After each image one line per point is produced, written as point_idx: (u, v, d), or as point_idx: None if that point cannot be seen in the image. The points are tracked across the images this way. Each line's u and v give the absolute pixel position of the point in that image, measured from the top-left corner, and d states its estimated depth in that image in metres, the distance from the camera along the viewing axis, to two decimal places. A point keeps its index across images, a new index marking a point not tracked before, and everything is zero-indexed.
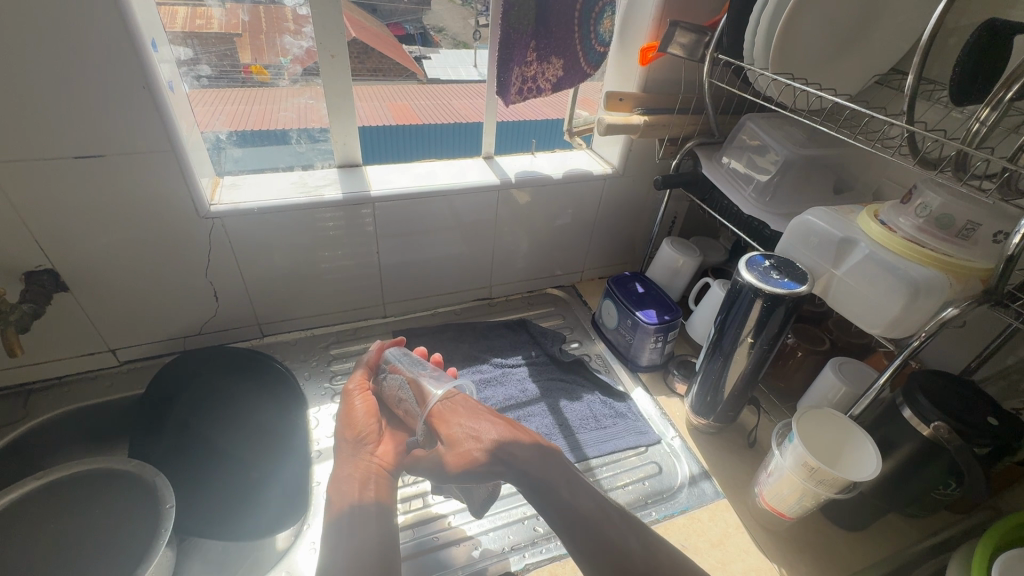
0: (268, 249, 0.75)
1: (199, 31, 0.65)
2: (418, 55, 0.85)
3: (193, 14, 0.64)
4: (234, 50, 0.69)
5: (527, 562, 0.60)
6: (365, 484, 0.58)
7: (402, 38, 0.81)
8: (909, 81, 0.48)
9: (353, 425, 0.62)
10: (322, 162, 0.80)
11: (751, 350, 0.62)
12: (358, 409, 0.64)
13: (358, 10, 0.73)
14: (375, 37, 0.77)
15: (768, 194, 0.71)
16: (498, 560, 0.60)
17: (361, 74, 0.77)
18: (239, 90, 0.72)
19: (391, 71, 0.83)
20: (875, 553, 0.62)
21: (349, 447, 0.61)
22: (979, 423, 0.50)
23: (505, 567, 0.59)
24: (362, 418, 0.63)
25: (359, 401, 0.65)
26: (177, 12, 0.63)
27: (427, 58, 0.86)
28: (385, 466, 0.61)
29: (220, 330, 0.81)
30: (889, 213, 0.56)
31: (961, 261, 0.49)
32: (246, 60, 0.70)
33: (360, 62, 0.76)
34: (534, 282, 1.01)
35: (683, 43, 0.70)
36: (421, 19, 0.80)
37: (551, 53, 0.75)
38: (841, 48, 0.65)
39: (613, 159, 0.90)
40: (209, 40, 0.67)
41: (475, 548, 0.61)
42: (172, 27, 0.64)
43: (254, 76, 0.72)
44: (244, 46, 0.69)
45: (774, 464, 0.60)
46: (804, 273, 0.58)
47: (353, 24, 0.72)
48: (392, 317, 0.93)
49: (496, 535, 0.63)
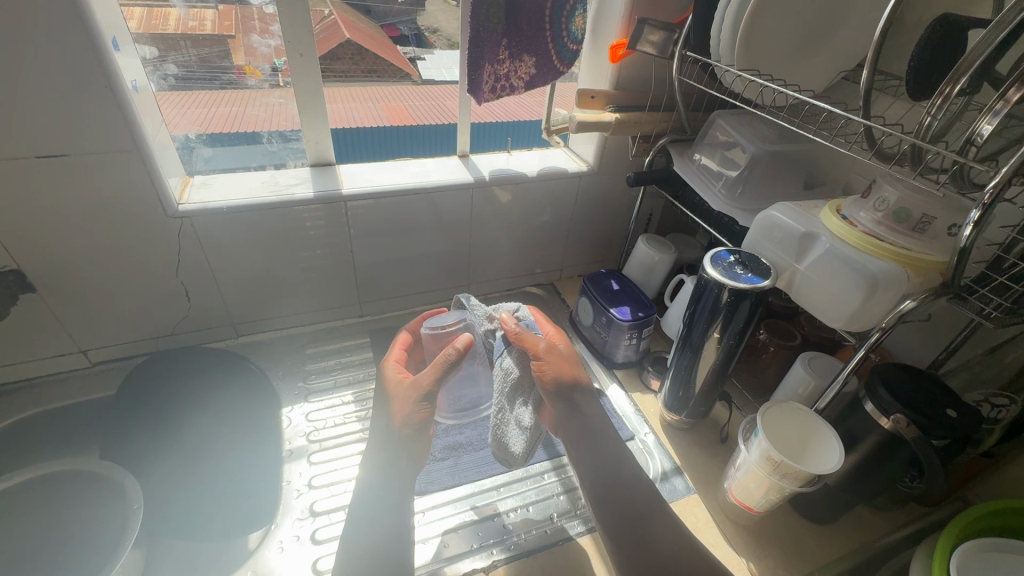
0: (241, 247, 0.74)
1: (191, 33, 0.66)
2: (412, 55, 0.85)
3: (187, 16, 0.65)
4: (227, 51, 0.70)
5: (493, 559, 0.60)
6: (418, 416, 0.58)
7: (397, 38, 0.84)
8: (864, 77, 0.49)
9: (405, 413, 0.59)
10: (295, 162, 0.80)
11: (718, 345, 0.63)
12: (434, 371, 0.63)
13: (352, 12, 0.74)
14: (368, 38, 0.77)
15: (737, 190, 0.71)
16: (463, 558, 0.60)
17: (354, 74, 0.77)
18: (229, 92, 0.72)
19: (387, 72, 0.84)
20: (842, 547, 0.62)
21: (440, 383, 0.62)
22: (938, 416, 0.50)
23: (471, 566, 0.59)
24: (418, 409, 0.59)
25: (424, 384, 0.60)
26: (172, 14, 0.65)
27: (421, 58, 0.86)
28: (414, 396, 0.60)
29: (194, 330, 0.81)
30: (850, 208, 0.55)
31: (920, 255, 0.49)
32: (240, 61, 0.71)
33: (354, 63, 0.75)
34: (514, 280, 1.01)
35: (654, 41, 0.71)
36: (415, 20, 0.83)
37: (523, 51, 0.76)
38: (806, 47, 0.65)
39: (588, 156, 0.91)
40: (203, 41, 0.67)
41: (443, 546, 0.61)
42: (163, 28, 0.65)
43: (248, 77, 0.73)
44: (237, 48, 0.70)
45: (740, 459, 0.61)
46: (767, 268, 0.58)
47: (347, 26, 0.72)
48: (369, 316, 0.93)
49: (465, 533, 0.62)
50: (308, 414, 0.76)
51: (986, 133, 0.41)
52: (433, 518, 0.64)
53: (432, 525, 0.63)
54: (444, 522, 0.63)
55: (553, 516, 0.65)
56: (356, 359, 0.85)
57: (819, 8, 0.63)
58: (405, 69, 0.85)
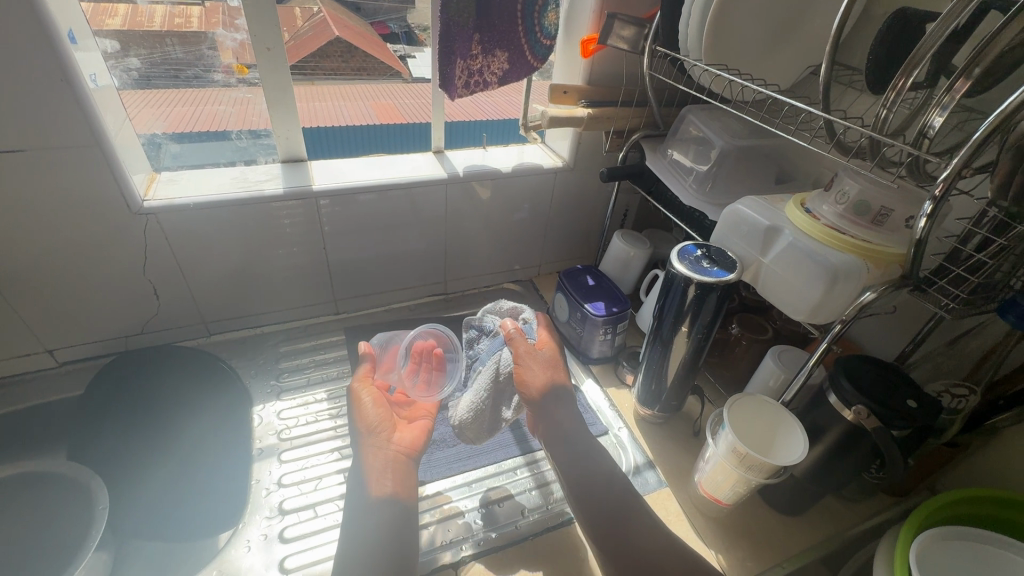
0: (210, 244, 0.74)
1: (176, 29, 0.68)
2: (402, 53, 0.88)
3: (174, 13, 0.67)
4: (214, 51, 0.70)
5: (466, 554, 0.59)
6: (377, 426, 0.65)
7: (387, 36, 0.87)
8: (823, 70, 0.49)
9: (365, 418, 0.66)
10: (265, 157, 0.79)
11: (687, 339, 0.63)
12: (369, 404, 0.68)
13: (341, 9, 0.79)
14: (362, 38, 0.85)
15: (708, 184, 0.71)
16: (444, 551, 0.60)
17: (345, 71, 0.83)
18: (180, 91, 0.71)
19: (376, 70, 0.89)
20: (810, 538, 0.63)
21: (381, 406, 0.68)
22: (899, 406, 0.51)
23: (444, 560, 0.59)
24: (375, 415, 0.67)
25: (367, 398, 0.68)
26: (158, 10, 0.66)
27: (412, 58, 0.88)
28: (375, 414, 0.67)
29: (165, 329, 0.80)
30: (815, 201, 0.56)
31: (880, 247, 0.49)
32: (228, 61, 0.71)
33: (345, 61, 0.82)
34: (491, 277, 1.01)
35: (625, 36, 0.72)
36: (404, 18, 0.84)
37: (495, 46, 0.75)
38: (774, 41, 0.66)
39: (563, 152, 0.91)
40: (189, 38, 0.69)
41: (428, 538, 0.61)
42: (148, 25, 0.66)
43: (237, 75, 0.72)
44: (226, 48, 0.70)
45: (709, 452, 0.61)
46: (733, 261, 0.58)
47: (336, 24, 0.77)
48: (344, 313, 0.92)
49: (443, 526, 0.62)
50: (279, 412, 0.75)
51: (936, 126, 0.41)
52: None
53: None
54: (424, 515, 0.64)
55: (525, 512, 0.64)
56: (330, 356, 0.85)
57: (785, 2, 0.64)
58: (396, 67, 0.90)
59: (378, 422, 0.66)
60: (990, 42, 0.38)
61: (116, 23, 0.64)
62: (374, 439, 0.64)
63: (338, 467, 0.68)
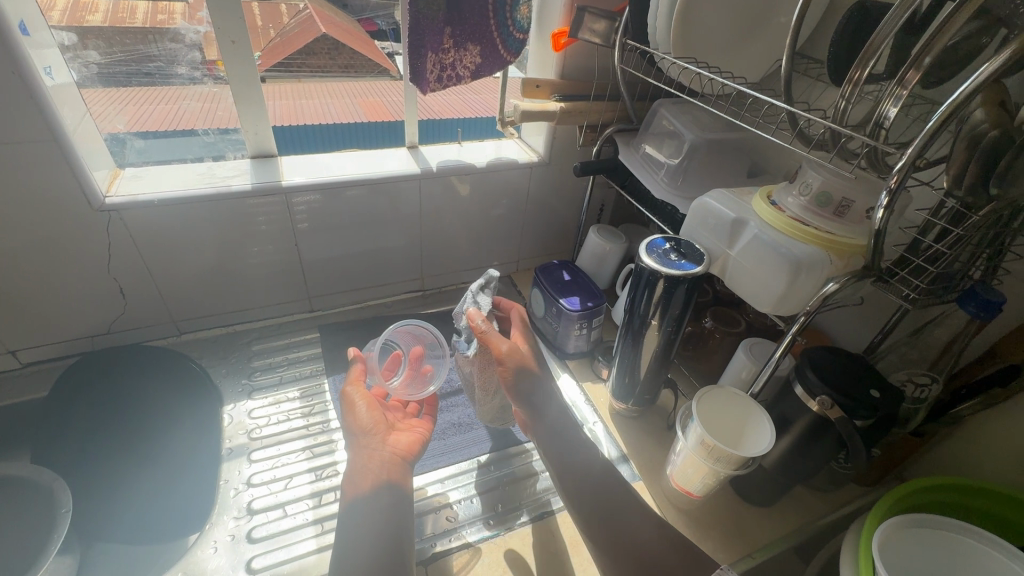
0: (177, 241, 0.72)
1: (157, 26, 0.68)
2: (390, 51, 0.86)
3: (155, 9, 0.68)
4: (198, 45, 0.69)
5: (458, 541, 0.60)
6: (372, 425, 0.61)
7: (374, 33, 0.85)
8: (783, 65, 0.50)
9: (359, 422, 0.61)
10: (234, 153, 0.77)
11: (658, 332, 0.63)
12: (362, 406, 0.62)
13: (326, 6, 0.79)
14: (347, 33, 0.82)
15: (679, 178, 0.71)
16: (440, 539, 0.61)
17: (332, 69, 0.84)
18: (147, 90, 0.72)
19: (364, 67, 0.87)
20: (780, 528, 0.64)
21: (375, 410, 0.63)
22: (862, 396, 0.51)
23: (432, 549, 0.60)
24: (369, 418, 0.62)
25: (359, 401, 0.63)
26: (139, 7, 0.67)
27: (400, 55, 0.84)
28: (372, 413, 0.62)
29: (133, 328, 0.78)
30: (780, 193, 0.56)
31: (842, 239, 0.50)
32: (212, 56, 0.69)
33: (331, 58, 0.83)
34: (469, 273, 1.00)
35: (597, 30, 0.71)
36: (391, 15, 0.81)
37: (467, 40, 0.75)
38: (742, 34, 0.66)
39: (538, 147, 0.90)
40: (169, 36, 0.69)
41: (431, 524, 0.63)
42: (129, 22, 0.66)
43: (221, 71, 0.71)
44: (210, 42, 0.68)
45: (679, 445, 0.61)
46: (701, 254, 0.58)
47: (323, 19, 0.78)
48: (319, 311, 0.91)
49: (439, 514, 0.64)
50: (250, 412, 0.74)
51: (891, 116, 0.42)
52: None
53: None
54: (425, 504, 0.65)
55: (498, 508, 0.65)
56: (304, 354, 0.84)
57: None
58: (384, 64, 0.87)
59: (373, 421, 0.61)
60: (938, 32, 0.39)
61: (96, 19, 0.64)
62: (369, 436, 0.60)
63: (309, 465, 0.67)
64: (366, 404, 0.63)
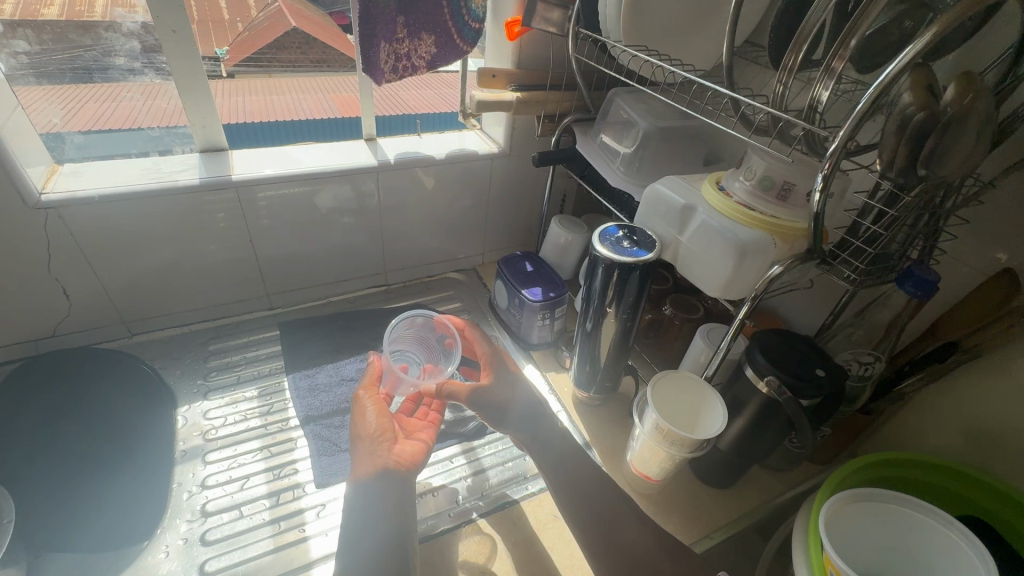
0: (123, 240, 0.70)
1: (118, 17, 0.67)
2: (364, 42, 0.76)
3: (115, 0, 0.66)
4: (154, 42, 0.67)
5: (456, 521, 0.62)
6: (381, 430, 0.59)
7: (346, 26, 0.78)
8: (725, 51, 0.53)
9: (366, 427, 0.59)
10: (182, 147, 0.75)
11: (614, 320, 0.64)
12: (370, 410, 0.61)
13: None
14: (316, 26, 0.83)
15: (635, 166, 0.71)
16: (438, 520, 0.62)
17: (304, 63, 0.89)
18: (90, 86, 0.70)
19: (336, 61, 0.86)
20: (737, 509, 0.65)
21: (385, 416, 0.61)
22: (808, 376, 0.52)
23: (431, 527, 0.61)
24: (377, 425, 0.59)
25: (370, 406, 0.61)
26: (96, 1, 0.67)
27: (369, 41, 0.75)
28: (382, 417, 0.60)
29: (80, 331, 0.76)
30: (728, 179, 0.57)
31: (784, 223, 0.51)
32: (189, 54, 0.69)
33: (303, 52, 0.88)
34: (433, 266, 0.99)
35: (550, 18, 0.71)
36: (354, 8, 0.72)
37: (421, 29, 0.73)
38: (693, 23, 0.66)
39: (499, 138, 0.90)
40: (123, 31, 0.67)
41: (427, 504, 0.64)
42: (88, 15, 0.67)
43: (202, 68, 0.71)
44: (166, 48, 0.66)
45: (636, 430, 0.62)
46: (653, 240, 0.59)
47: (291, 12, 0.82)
48: (279, 308, 0.89)
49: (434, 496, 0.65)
50: (205, 412, 0.72)
51: (824, 100, 0.43)
52: (328, 515, 0.62)
53: (329, 519, 0.62)
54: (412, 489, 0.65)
55: (458, 500, 0.65)
56: (263, 353, 0.82)
57: None
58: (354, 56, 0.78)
59: (381, 427, 0.59)
60: (861, 18, 0.40)
61: (53, 12, 0.65)
62: (376, 437, 0.58)
63: (265, 465, 0.66)
64: (373, 410, 0.61)
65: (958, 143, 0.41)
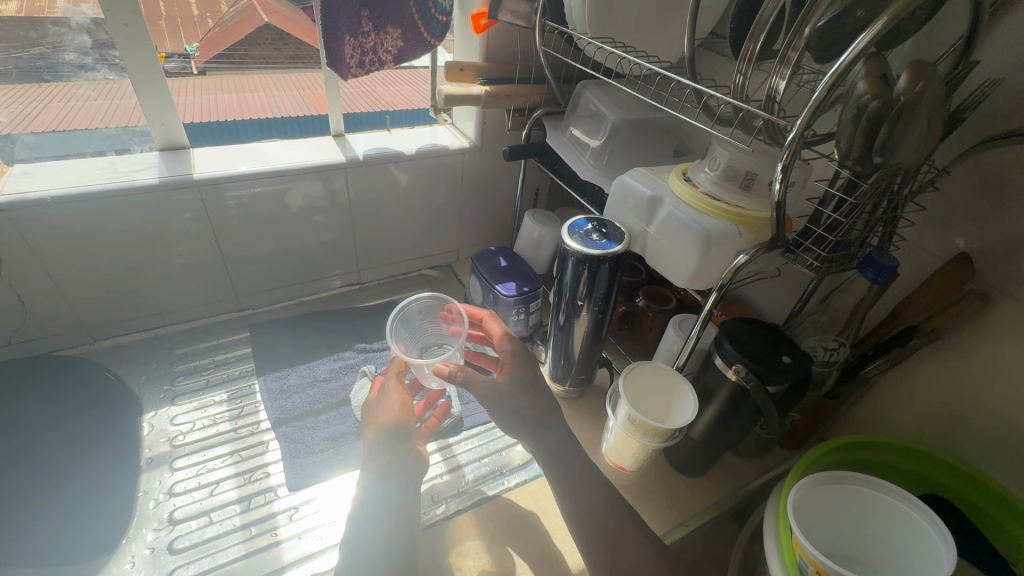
0: (79, 243, 0.67)
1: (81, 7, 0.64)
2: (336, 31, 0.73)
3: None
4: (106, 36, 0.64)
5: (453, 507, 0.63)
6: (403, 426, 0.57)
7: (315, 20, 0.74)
8: (687, 43, 0.54)
9: (387, 418, 0.58)
10: (140, 145, 0.72)
11: (585, 313, 0.64)
12: (394, 400, 0.59)
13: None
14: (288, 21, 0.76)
15: (604, 159, 0.72)
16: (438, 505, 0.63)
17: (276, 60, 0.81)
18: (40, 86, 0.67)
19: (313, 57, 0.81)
20: (711, 496, 0.66)
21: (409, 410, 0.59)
22: (774, 362, 0.53)
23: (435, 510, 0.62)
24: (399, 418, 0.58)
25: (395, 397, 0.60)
26: None
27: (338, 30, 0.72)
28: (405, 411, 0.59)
29: (39, 339, 0.73)
30: (694, 170, 0.57)
31: (748, 212, 0.52)
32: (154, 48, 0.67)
33: (276, 49, 0.80)
34: (407, 264, 0.98)
35: (515, 11, 0.70)
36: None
37: (386, 23, 0.72)
38: (658, 15, 0.66)
39: (470, 133, 0.89)
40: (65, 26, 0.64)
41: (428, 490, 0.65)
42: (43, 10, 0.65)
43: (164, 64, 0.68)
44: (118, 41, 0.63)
45: (610, 422, 0.62)
46: (621, 232, 0.59)
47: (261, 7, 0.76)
48: (250, 310, 0.87)
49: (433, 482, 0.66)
50: (173, 418, 0.71)
51: (781, 90, 0.44)
52: (304, 517, 0.61)
53: (302, 521, 0.60)
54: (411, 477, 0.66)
55: (434, 498, 0.64)
56: (233, 356, 0.80)
57: None
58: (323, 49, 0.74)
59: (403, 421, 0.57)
60: (813, 8, 0.40)
61: (11, 8, 0.62)
62: (397, 436, 0.56)
63: (235, 470, 0.65)
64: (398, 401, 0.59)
65: (909, 131, 0.42)
